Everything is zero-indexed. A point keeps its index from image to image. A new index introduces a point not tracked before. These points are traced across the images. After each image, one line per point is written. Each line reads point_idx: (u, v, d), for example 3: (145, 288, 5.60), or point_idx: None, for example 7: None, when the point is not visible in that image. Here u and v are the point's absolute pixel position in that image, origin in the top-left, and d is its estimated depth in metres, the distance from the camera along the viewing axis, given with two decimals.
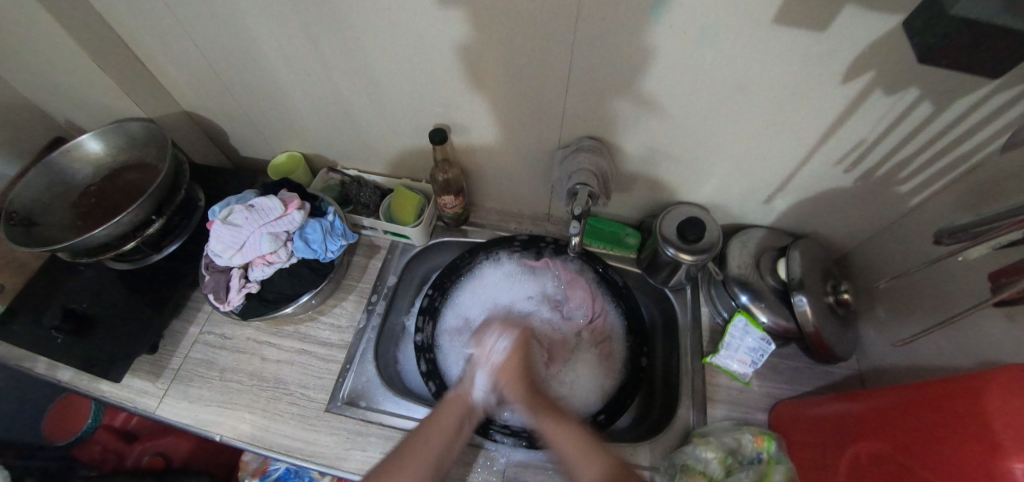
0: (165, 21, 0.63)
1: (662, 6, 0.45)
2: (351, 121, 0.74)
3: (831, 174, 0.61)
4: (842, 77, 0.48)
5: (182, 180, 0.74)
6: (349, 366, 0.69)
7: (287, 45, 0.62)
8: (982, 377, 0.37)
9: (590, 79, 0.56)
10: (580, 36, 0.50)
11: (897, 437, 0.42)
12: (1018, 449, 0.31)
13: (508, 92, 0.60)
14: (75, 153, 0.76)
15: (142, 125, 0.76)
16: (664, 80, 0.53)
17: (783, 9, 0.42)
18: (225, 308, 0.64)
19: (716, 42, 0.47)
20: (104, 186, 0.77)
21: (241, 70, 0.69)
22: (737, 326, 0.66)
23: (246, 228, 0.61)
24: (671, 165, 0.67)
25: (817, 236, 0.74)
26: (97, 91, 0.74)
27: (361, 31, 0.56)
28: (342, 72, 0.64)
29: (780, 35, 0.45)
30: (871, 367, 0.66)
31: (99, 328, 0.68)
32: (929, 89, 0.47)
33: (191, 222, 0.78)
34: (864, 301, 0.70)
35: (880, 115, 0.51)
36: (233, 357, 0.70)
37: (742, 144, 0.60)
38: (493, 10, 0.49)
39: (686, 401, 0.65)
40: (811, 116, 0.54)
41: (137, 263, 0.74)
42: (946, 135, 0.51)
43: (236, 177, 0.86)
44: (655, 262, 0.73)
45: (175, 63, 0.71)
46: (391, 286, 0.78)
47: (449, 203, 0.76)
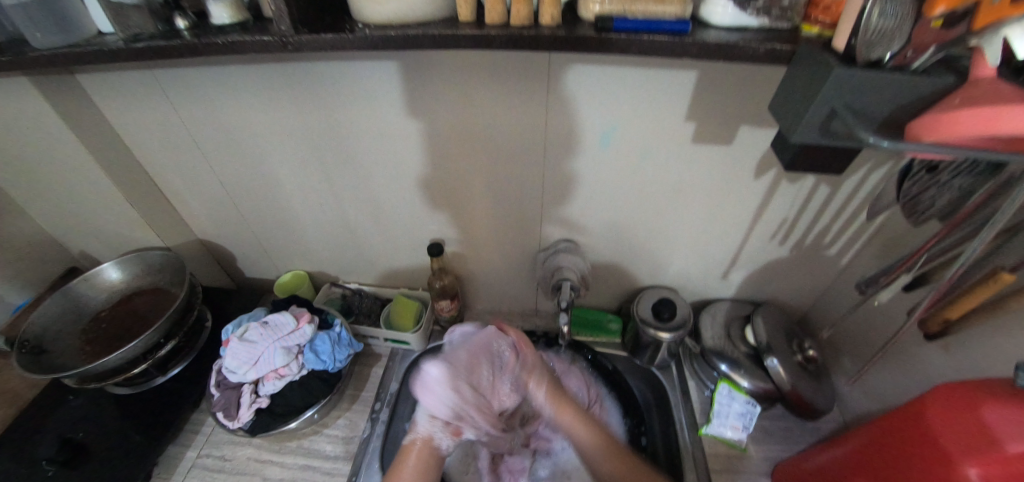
0: (199, 165, 0.75)
1: (607, 138, 0.60)
2: (354, 238, 0.84)
3: (771, 248, 0.73)
4: (754, 174, 0.62)
5: (195, 303, 0.79)
6: (355, 478, 0.68)
7: (305, 178, 0.74)
8: (921, 400, 0.45)
9: (559, 190, 0.68)
10: (550, 159, 0.64)
11: (880, 471, 0.48)
12: (967, 455, 0.38)
13: (491, 203, 0.72)
14: (94, 280, 0.81)
15: (162, 254, 0.83)
16: (617, 186, 0.66)
17: (696, 131, 0.57)
18: (234, 426, 0.66)
19: (654, 157, 0.61)
20: (117, 311, 0.81)
21: (260, 201, 0.80)
22: (722, 393, 0.71)
23: (260, 344, 0.66)
24: (637, 253, 0.77)
25: (776, 302, 0.84)
26: (126, 226, 0.83)
27: (368, 163, 0.69)
28: (349, 196, 0.76)
29: (698, 148, 0.59)
30: (854, 417, 0.71)
31: (93, 459, 0.67)
32: (820, 177, 0.61)
33: (197, 342, 0.81)
34: (831, 356, 0.78)
35: (792, 199, 0.65)
36: (232, 480, 0.69)
37: (692, 232, 0.72)
38: (479, 142, 0.63)
39: (692, 474, 0.67)
40: (740, 203, 0.67)
41: (139, 386, 0.75)
42: (846, 209, 0.64)
43: (242, 296, 0.92)
44: (638, 342, 0.79)
45: (199, 198, 0.82)
46: (394, 393, 0.78)
47: (445, 307, 0.83)
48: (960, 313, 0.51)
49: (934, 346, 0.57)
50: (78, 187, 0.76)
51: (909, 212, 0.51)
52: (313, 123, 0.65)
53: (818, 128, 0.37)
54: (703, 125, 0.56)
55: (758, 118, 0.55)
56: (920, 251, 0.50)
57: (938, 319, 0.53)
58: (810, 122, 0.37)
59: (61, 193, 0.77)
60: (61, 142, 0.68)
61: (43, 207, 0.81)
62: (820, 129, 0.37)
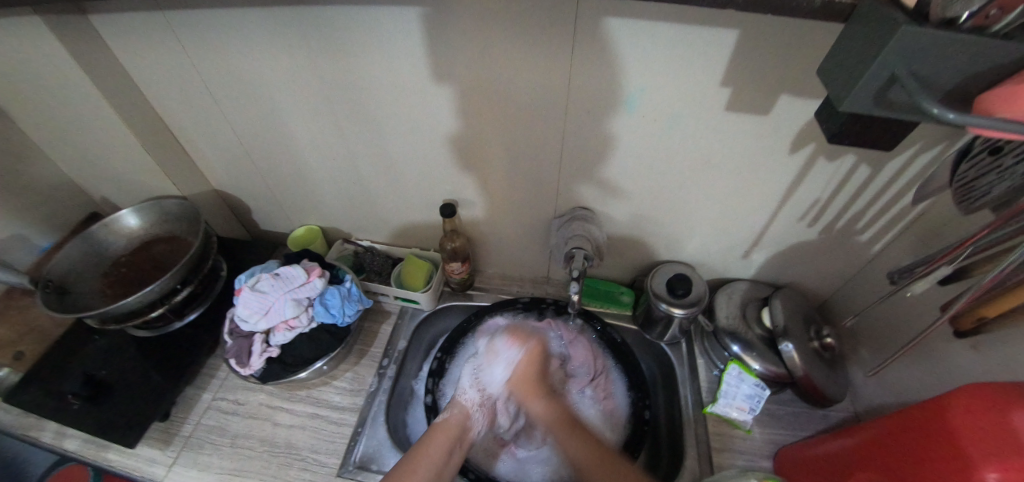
0: (213, 114, 0.74)
1: (634, 101, 0.56)
2: (366, 196, 0.83)
3: (798, 229, 0.69)
4: (790, 148, 0.58)
5: (210, 252, 0.80)
6: (360, 429, 0.70)
7: (318, 131, 0.72)
8: (942, 398, 0.44)
9: (578, 156, 0.65)
10: (570, 122, 0.60)
11: (892, 468, 0.46)
12: (988, 460, 0.37)
13: (506, 166, 0.70)
14: (113, 226, 0.82)
15: (177, 202, 0.84)
16: (638, 155, 0.63)
17: (731, 98, 0.53)
18: (245, 372, 0.68)
19: (682, 125, 0.58)
20: (135, 257, 0.83)
21: (273, 153, 0.79)
22: (731, 374, 0.70)
23: (272, 294, 0.66)
24: (655, 227, 0.74)
25: (797, 286, 0.81)
26: (142, 173, 0.83)
27: (381, 118, 0.67)
28: (362, 153, 0.74)
29: (732, 118, 0.55)
30: (866, 408, 0.69)
31: (115, 395, 0.70)
32: (862, 156, 0.56)
33: (212, 290, 0.83)
34: (848, 345, 0.75)
35: (828, 178, 0.60)
36: (245, 423, 0.72)
37: (715, 208, 0.69)
38: (497, 101, 0.60)
39: (692, 451, 0.67)
40: (770, 180, 0.63)
41: (157, 330, 0.78)
42: (886, 192, 0.60)
43: (256, 249, 0.93)
44: (649, 317, 0.78)
45: (214, 148, 0.81)
46: (401, 350, 0.80)
47: (455, 269, 0.81)
48: (997, 313, 0.47)
49: (963, 343, 0.55)
50: (95, 131, 0.75)
51: (959, 198, 0.48)
52: (326, 74, 0.62)
53: (872, 97, 0.33)
54: (739, 92, 0.52)
55: (801, 86, 0.50)
56: (964, 245, 0.46)
57: (974, 317, 0.51)
58: (865, 88, 0.33)
59: (79, 137, 0.78)
60: (74, 84, 0.67)
61: (63, 151, 0.82)
62: (874, 97, 0.33)
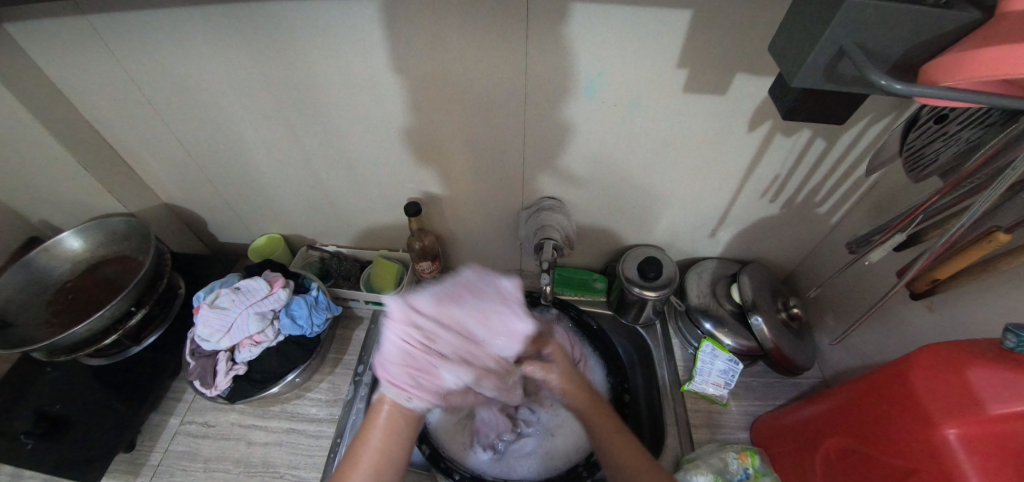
0: (153, 122, 0.69)
1: (592, 87, 0.55)
2: (328, 200, 0.80)
3: (761, 205, 0.70)
4: (748, 126, 0.58)
5: (164, 270, 0.76)
6: (339, 440, 0.68)
7: (270, 135, 0.68)
8: (900, 361, 0.45)
9: (541, 145, 0.64)
10: (531, 111, 0.59)
11: (855, 430, 0.49)
12: (946, 416, 0.39)
13: (470, 160, 0.68)
14: (55, 250, 0.76)
15: (123, 220, 0.79)
16: (602, 141, 0.62)
17: (688, 79, 0.53)
18: (211, 394, 0.65)
19: (642, 109, 0.57)
20: (83, 282, 0.77)
21: (224, 161, 0.74)
22: (705, 351, 0.71)
23: (234, 310, 0.63)
24: (624, 211, 0.74)
25: (763, 260, 0.83)
26: (82, 191, 0.77)
27: (335, 117, 0.64)
28: (319, 155, 0.71)
29: (690, 100, 0.55)
30: (833, 373, 0.72)
31: (72, 429, 0.66)
32: (817, 130, 0.57)
33: (171, 309, 0.79)
34: (814, 314, 0.78)
35: (786, 154, 0.61)
36: (217, 445, 0.69)
37: (680, 190, 0.69)
38: (455, 93, 0.58)
39: (673, 430, 0.69)
40: (732, 159, 0.63)
41: (114, 357, 0.74)
42: (841, 164, 0.61)
43: (216, 262, 0.88)
44: (623, 301, 0.78)
45: (159, 160, 0.76)
46: (377, 355, 0.78)
47: (426, 268, 0.80)
48: (949, 275, 0.49)
49: (918, 305, 0.57)
50: (20, 149, 0.69)
51: (910, 167, 0.48)
52: (271, 75, 0.59)
53: (822, 72, 0.33)
54: (696, 72, 0.52)
55: (755, 64, 0.50)
56: (911, 215, 0.48)
57: (926, 279, 0.52)
58: (814, 63, 0.33)
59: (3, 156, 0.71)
60: None
61: None
62: (824, 71, 0.33)
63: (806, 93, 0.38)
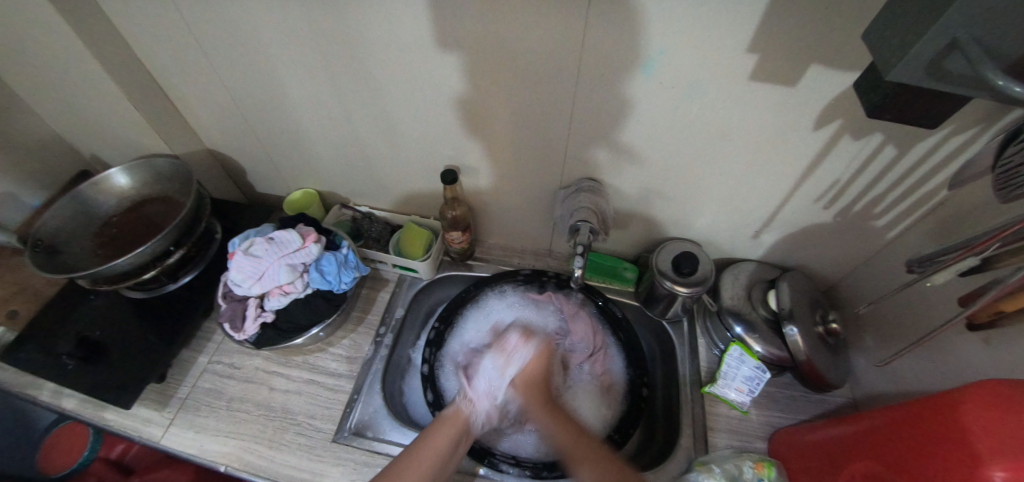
0: (203, 67, 0.69)
1: (652, 65, 0.52)
2: (365, 160, 0.79)
3: (813, 211, 0.66)
4: (814, 124, 0.54)
5: (203, 214, 0.77)
6: (356, 396, 0.70)
7: (314, 90, 0.68)
8: (955, 393, 0.42)
9: (587, 123, 0.61)
10: (582, 86, 0.56)
11: (889, 457, 0.46)
12: (996, 457, 0.36)
13: (512, 133, 0.66)
14: (103, 185, 0.79)
15: (169, 161, 0.80)
16: (651, 125, 0.59)
17: (758, 67, 0.49)
18: (240, 337, 0.67)
19: (701, 95, 0.54)
20: (128, 218, 0.80)
21: (268, 111, 0.75)
22: (732, 355, 0.68)
23: (266, 259, 0.64)
24: (664, 202, 0.72)
25: (805, 269, 0.79)
26: (132, 130, 0.79)
27: (380, 76, 0.63)
28: (361, 114, 0.70)
29: (757, 89, 0.51)
30: (865, 395, 0.69)
31: (110, 356, 0.70)
32: (891, 135, 0.53)
33: (207, 253, 0.81)
34: (852, 331, 0.74)
35: (852, 158, 0.57)
36: (241, 387, 0.72)
37: (728, 185, 0.66)
38: (505, 61, 0.56)
39: (688, 430, 0.67)
40: (790, 158, 0.59)
41: (151, 292, 0.76)
42: (911, 175, 0.57)
43: (252, 212, 0.90)
44: (652, 294, 0.76)
45: (205, 105, 0.77)
46: (399, 319, 0.79)
47: (455, 239, 0.79)
48: (1019, 308, 0.45)
49: (975, 336, 0.53)
50: (76, 83, 0.71)
51: (1001, 186, 0.43)
52: (322, 28, 0.57)
53: (927, 65, 0.30)
54: (768, 60, 0.48)
55: (836, 57, 0.46)
56: (990, 239, 0.44)
57: (989, 310, 0.48)
58: (919, 55, 0.30)
59: (62, 89, 0.73)
60: (53, 30, 0.62)
61: (46, 103, 0.77)
62: (928, 65, 0.30)
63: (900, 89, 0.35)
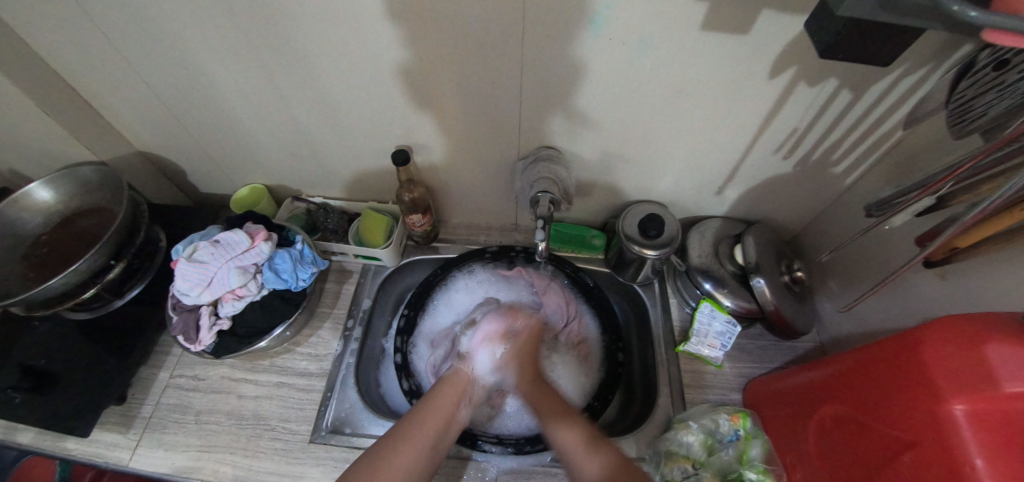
0: (116, 64, 0.62)
1: (598, 22, 0.48)
2: (311, 148, 0.74)
3: (774, 162, 0.65)
4: (770, 72, 0.52)
5: (141, 222, 0.71)
6: (330, 394, 0.69)
7: (242, 75, 0.61)
8: (913, 331, 0.43)
9: (541, 92, 0.58)
10: (530, 50, 0.53)
11: (853, 397, 0.48)
12: (956, 392, 0.37)
13: (465, 106, 0.62)
14: (23, 202, 0.72)
15: (95, 168, 0.73)
16: (607, 87, 0.57)
17: (708, 16, 0.46)
18: (197, 349, 0.63)
19: (652, 50, 0.51)
20: (59, 235, 0.73)
21: (197, 107, 0.68)
22: (703, 312, 0.69)
23: (213, 264, 0.60)
24: (627, 166, 0.70)
25: (770, 221, 0.79)
26: (46, 138, 0.71)
27: (313, 56, 0.57)
28: (299, 98, 0.64)
29: (710, 39, 0.49)
30: (831, 338, 0.71)
31: (60, 383, 0.65)
32: (847, 79, 0.51)
33: (153, 263, 0.76)
34: (816, 277, 0.76)
35: (808, 105, 0.56)
36: (209, 398, 0.69)
37: (689, 142, 0.64)
38: (443, 27, 0.51)
39: (665, 390, 0.68)
40: (748, 110, 0.58)
41: (97, 311, 0.71)
42: (866, 118, 0.56)
43: (199, 215, 0.84)
44: (621, 259, 0.75)
45: (126, 106, 0.69)
46: (366, 310, 0.77)
47: (417, 221, 0.76)
48: (970, 243, 0.46)
49: (931, 273, 0.55)
50: None
51: (954, 121, 0.43)
52: (238, 9, 0.51)
53: None
54: (717, 8, 0.45)
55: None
56: (945, 178, 0.43)
57: (945, 247, 0.50)
58: None
59: None
60: None
61: None
62: None
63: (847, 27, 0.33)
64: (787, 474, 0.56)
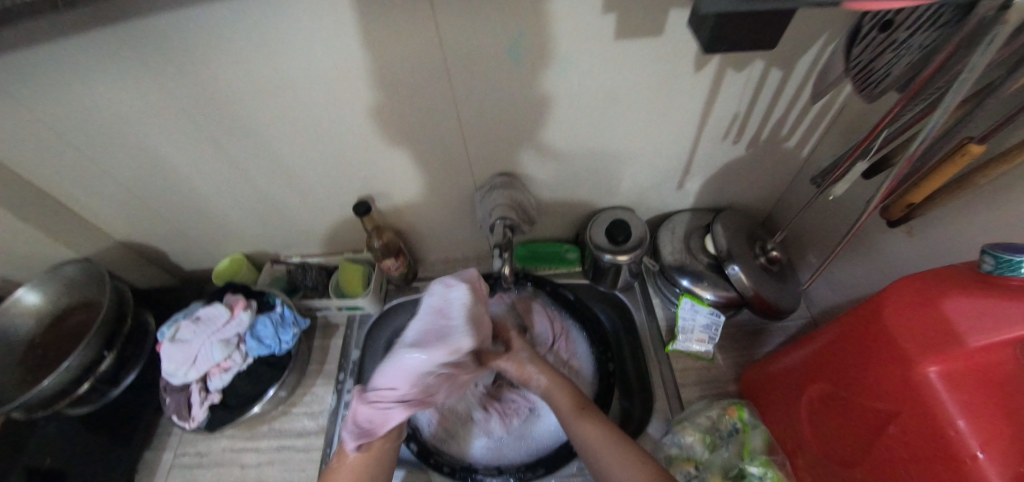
0: (80, 166, 0.65)
1: (516, 50, 0.50)
2: (279, 212, 0.76)
3: (726, 149, 0.66)
4: (694, 66, 0.53)
5: (127, 309, 0.73)
6: (329, 449, 0.69)
7: (198, 156, 0.64)
8: (874, 298, 0.42)
9: (482, 122, 0.60)
10: (460, 86, 0.55)
11: (835, 373, 0.47)
12: (926, 355, 0.37)
13: (413, 147, 0.64)
14: (13, 309, 0.75)
15: (78, 266, 0.76)
16: (543, 106, 0.58)
17: (618, 25, 0.48)
18: (191, 426, 0.64)
19: (576, 65, 0.52)
20: (51, 335, 0.76)
21: (164, 191, 0.71)
22: (685, 307, 0.69)
23: (196, 341, 0.62)
24: (584, 177, 0.71)
25: (740, 205, 0.79)
26: (29, 244, 0.74)
27: (260, 127, 0.59)
28: (258, 168, 0.67)
29: (626, 47, 0.50)
30: (821, 312, 0.70)
31: (66, 480, 0.66)
32: (769, 59, 0.52)
33: (145, 348, 0.77)
34: (796, 253, 0.75)
35: (740, 90, 0.57)
36: (213, 472, 0.69)
37: (638, 144, 0.65)
38: (373, 79, 0.53)
39: (661, 392, 0.68)
40: (684, 104, 0.59)
41: (97, 403, 0.72)
42: (801, 93, 0.57)
43: (186, 292, 0.87)
44: (597, 269, 0.75)
45: (99, 202, 0.72)
46: (356, 361, 0.77)
47: (392, 265, 0.77)
48: (925, 196, 0.46)
49: (897, 232, 0.54)
50: None
51: (862, 86, 0.44)
52: (180, 96, 0.54)
53: None
54: (624, 17, 0.47)
55: None
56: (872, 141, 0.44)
57: (902, 204, 0.49)
58: None
59: None
60: None
61: None
62: None
63: (724, 21, 0.34)
64: (791, 462, 0.55)
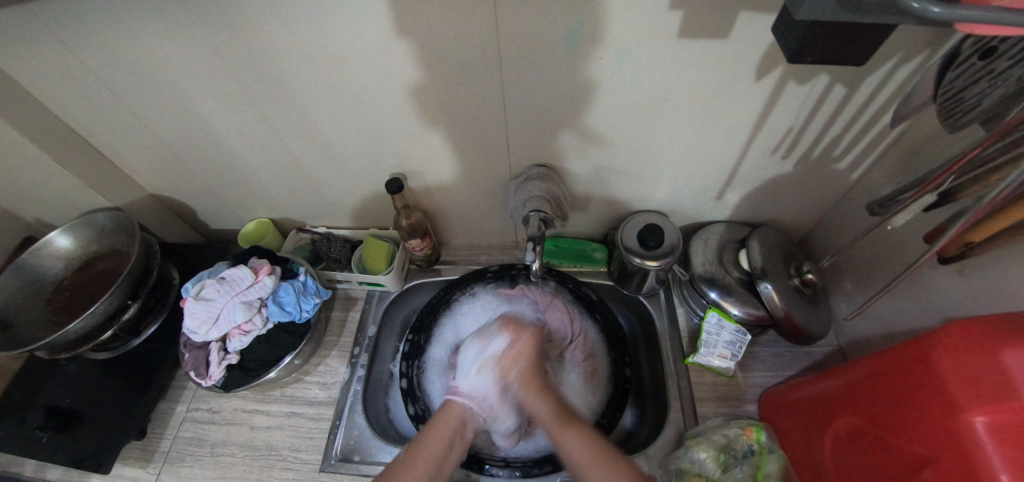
0: (121, 115, 0.65)
1: (573, 39, 0.48)
2: (310, 181, 0.76)
3: (773, 163, 0.64)
4: (756, 74, 0.51)
5: (154, 262, 0.74)
6: (338, 421, 0.69)
7: (237, 118, 0.64)
8: (927, 337, 0.40)
9: (526, 111, 0.58)
10: (509, 71, 0.53)
11: (869, 408, 0.45)
12: (975, 403, 0.35)
13: (452, 130, 0.63)
14: (44, 250, 0.76)
15: (108, 214, 0.77)
16: (590, 101, 0.56)
17: (684, 23, 0.46)
18: (208, 383, 0.65)
19: (632, 61, 0.50)
20: (79, 279, 0.77)
21: (199, 149, 0.71)
22: (711, 322, 0.67)
23: (219, 301, 0.62)
24: (621, 177, 0.69)
25: (776, 222, 0.77)
26: (65, 188, 0.75)
27: (302, 94, 0.59)
28: (294, 135, 0.66)
29: (688, 47, 0.48)
30: (850, 342, 0.68)
31: (84, 422, 0.68)
32: (837, 74, 0.50)
33: (166, 302, 0.79)
34: (830, 278, 0.73)
35: (800, 104, 0.54)
36: (224, 430, 0.70)
37: (682, 150, 0.63)
38: (423, 56, 0.52)
39: (676, 404, 0.67)
40: (738, 113, 0.56)
41: (115, 351, 0.75)
42: (863, 113, 0.54)
43: (210, 251, 0.87)
44: (624, 272, 0.74)
45: (135, 153, 0.73)
46: (372, 337, 0.78)
47: (417, 246, 0.77)
48: (987, 236, 0.43)
49: (948, 269, 0.52)
50: None
51: (946, 114, 0.41)
52: (228, 55, 0.53)
53: None
54: (692, 15, 0.45)
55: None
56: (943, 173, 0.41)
57: (959, 242, 0.46)
58: None
59: None
60: None
61: None
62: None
63: (813, 29, 0.31)
64: None
